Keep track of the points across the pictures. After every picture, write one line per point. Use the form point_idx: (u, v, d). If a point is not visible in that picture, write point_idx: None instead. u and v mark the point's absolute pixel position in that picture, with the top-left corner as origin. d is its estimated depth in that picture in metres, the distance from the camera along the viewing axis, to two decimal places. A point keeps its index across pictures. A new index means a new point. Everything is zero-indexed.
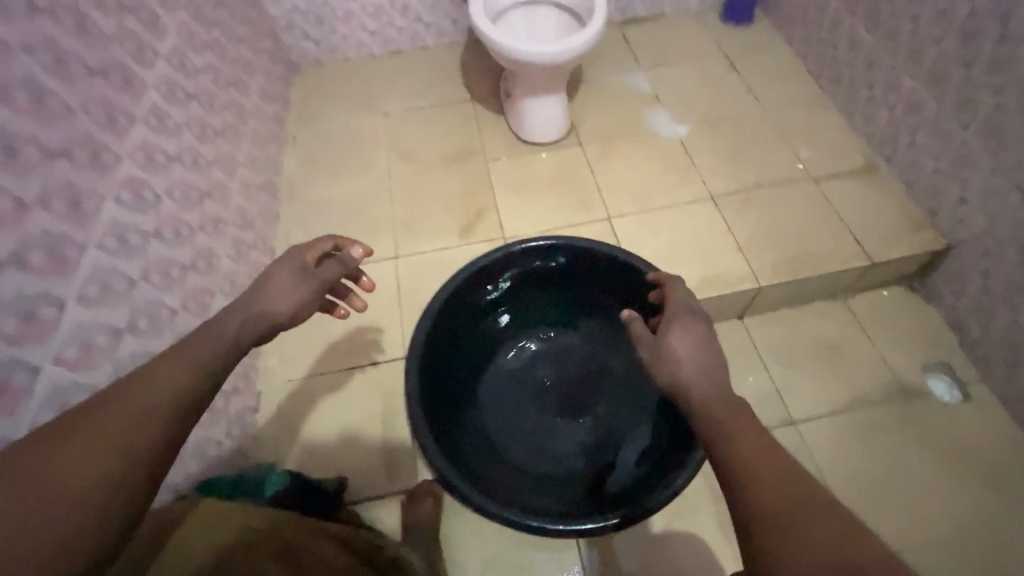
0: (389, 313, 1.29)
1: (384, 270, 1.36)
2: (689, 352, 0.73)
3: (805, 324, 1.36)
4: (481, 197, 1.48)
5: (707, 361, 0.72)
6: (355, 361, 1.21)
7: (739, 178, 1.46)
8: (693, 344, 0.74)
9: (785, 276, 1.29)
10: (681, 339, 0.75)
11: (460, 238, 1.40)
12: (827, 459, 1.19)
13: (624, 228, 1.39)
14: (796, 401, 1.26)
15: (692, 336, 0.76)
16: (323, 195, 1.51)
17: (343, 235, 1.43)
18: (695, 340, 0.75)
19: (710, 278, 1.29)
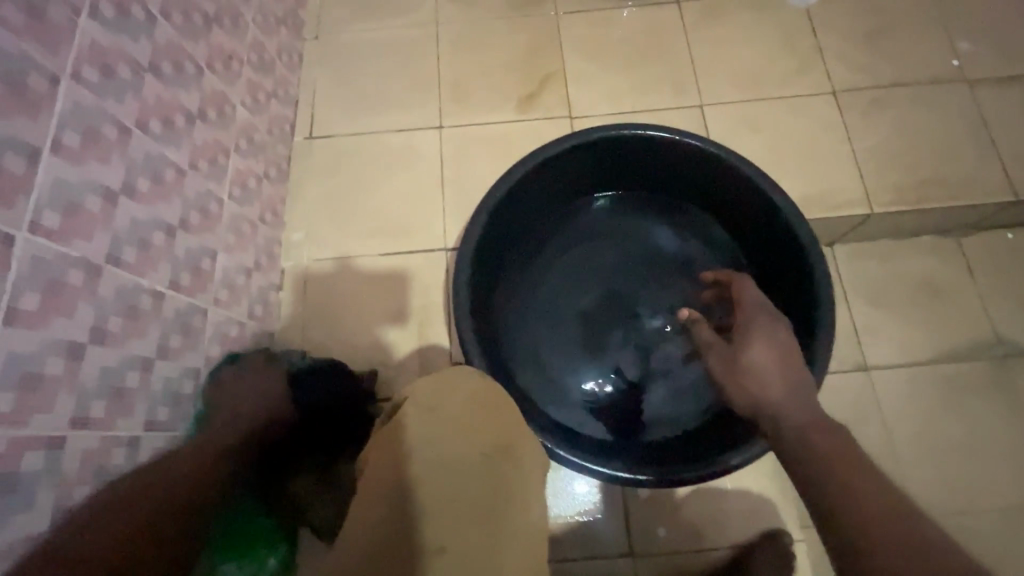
0: (430, 195, 1.11)
1: (425, 142, 1.15)
2: (774, 368, 0.68)
3: (906, 261, 1.17)
4: (548, 60, 1.20)
5: (797, 377, 0.67)
6: (388, 248, 1.07)
7: (874, 71, 1.16)
8: (773, 349, 0.70)
9: (905, 205, 1.07)
10: (765, 355, 0.69)
11: (517, 111, 1.17)
12: (894, 411, 1.09)
13: (719, 121, 1.14)
14: (874, 345, 1.13)
15: (775, 349, 0.70)
16: (356, 38, 1.24)
17: (378, 92, 1.20)
18: (774, 353, 0.70)
19: (813, 196, 1.08)
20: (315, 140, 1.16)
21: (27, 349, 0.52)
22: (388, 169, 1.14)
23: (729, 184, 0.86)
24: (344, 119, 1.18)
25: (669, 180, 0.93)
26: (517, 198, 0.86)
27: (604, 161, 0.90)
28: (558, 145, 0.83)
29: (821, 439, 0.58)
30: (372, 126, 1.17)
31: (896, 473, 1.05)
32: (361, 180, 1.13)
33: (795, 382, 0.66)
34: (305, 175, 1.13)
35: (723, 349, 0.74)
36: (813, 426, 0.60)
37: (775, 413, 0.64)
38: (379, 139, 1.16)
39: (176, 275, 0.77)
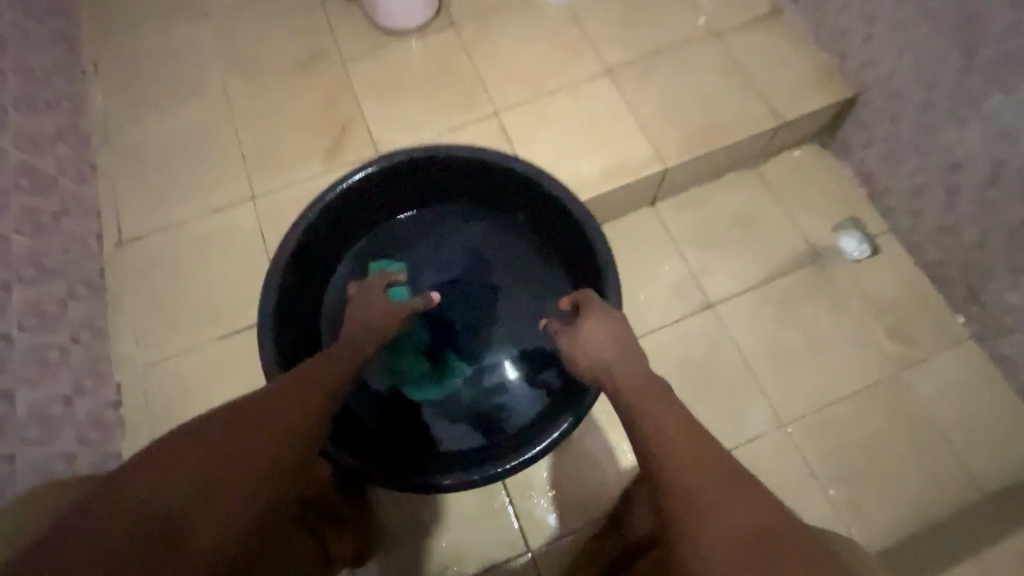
0: (256, 266, 1.10)
1: (240, 217, 1.15)
2: (607, 342, 0.78)
3: (718, 201, 1.28)
4: (345, 107, 1.24)
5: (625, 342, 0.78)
6: (224, 330, 1.05)
7: (638, 45, 1.27)
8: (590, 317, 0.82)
9: (692, 154, 1.18)
10: (596, 331, 0.80)
11: (326, 163, 1.19)
12: (741, 337, 1.18)
13: (515, 122, 1.21)
14: (711, 283, 1.22)
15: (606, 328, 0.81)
16: (147, 133, 1.22)
17: (182, 180, 1.18)
18: (605, 331, 0.80)
19: (613, 167, 1.16)
20: (125, 244, 1.12)
21: None
22: (208, 252, 1.12)
23: (511, 181, 0.95)
24: (152, 215, 1.15)
25: (472, 189, 1.00)
26: (315, 241, 0.92)
27: (399, 182, 0.96)
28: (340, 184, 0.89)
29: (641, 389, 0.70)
30: (183, 215, 1.15)
31: (754, 393, 1.14)
32: (183, 271, 1.10)
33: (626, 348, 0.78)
34: (121, 283, 1.09)
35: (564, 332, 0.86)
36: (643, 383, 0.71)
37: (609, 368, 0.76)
38: (193, 226, 1.14)
39: (20, 432, 0.83)
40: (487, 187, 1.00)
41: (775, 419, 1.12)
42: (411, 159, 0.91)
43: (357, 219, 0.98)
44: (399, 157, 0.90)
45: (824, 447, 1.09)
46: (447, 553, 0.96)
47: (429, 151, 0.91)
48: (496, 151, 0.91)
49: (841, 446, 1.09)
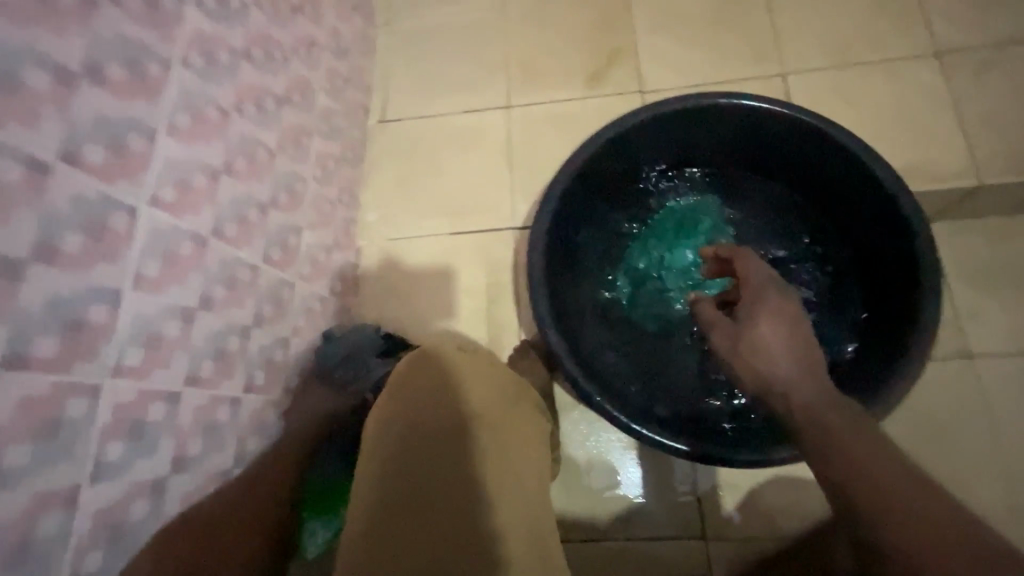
0: (497, 174, 1.12)
1: (492, 122, 1.16)
2: (775, 342, 0.62)
3: (1019, 239, 1.06)
4: (619, 34, 1.17)
5: (806, 355, 0.61)
6: (457, 227, 1.10)
7: (987, 30, 1.04)
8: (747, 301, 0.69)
9: (1018, 176, 0.96)
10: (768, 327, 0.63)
11: (586, 89, 1.15)
12: (999, 405, 0.99)
13: (804, 90, 1.07)
14: (978, 332, 1.03)
15: (778, 324, 0.64)
16: (424, 22, 1.26)
17: (448, 74, 1.21)
18: (783, 329, 0.64)
19: (910, 167, 0.99)
20: (387, 124, 1.20)
21: (69, 292, 0.49)
22: (457, 149, 1.16)
23: (860, 186, 0.82)
24: (413, 102, 1.21)
25: (774, 158, 0.91)
26: (603, 161, 0.88)
27: (705, 128, 0.88)
28: (656, 108, 0.83)
29: (828, 410, 0.54)
30: (441, 108, 1.19)
31: (994, 471, 0.97)
32: (432, 161, 1.15)
33: (805, 360, 0.60)
34: (378, 158, 1.17)
35: (726, 325, 0.68)
36: (821, 404, 0.55)
37: (787, 390, 0.58)
38: (447, 120, 1.18)
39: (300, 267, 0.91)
40: (794, 160, 0.90)
41: (1015, 506, 0.95)
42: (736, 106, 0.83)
43: (678, 144, 0.92)
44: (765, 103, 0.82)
45: None
46: (618, 506, 0.91)
47: (762, 103, 0.82)
48: (865, 146, 0.79)
49: None
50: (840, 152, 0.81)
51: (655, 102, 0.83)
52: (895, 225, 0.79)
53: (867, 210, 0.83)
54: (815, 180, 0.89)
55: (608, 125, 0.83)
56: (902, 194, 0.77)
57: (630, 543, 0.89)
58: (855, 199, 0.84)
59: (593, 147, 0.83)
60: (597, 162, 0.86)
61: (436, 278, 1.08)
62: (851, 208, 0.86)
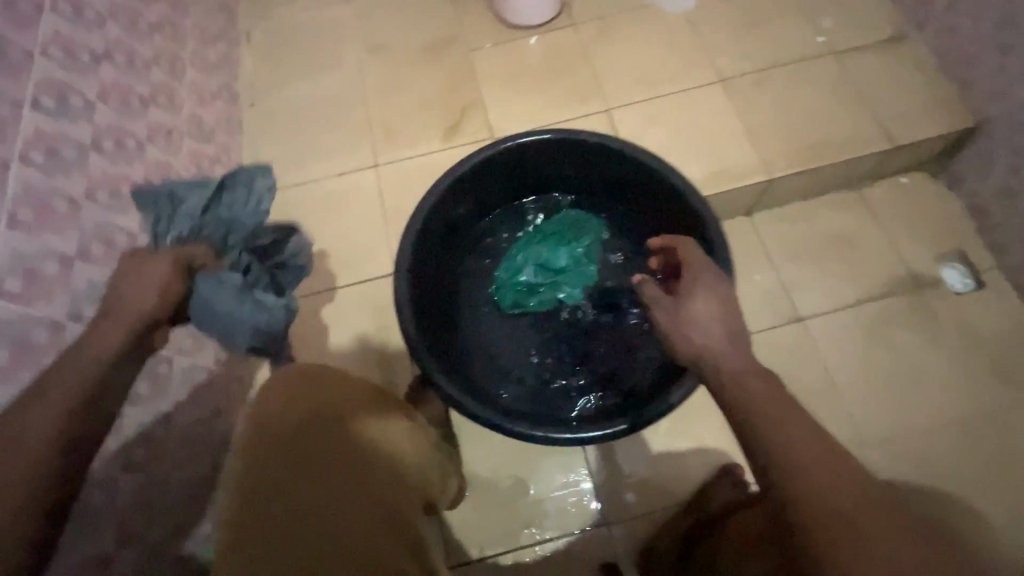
0: (373, 226, 1.20)
1: (363, 181, 1.25)
2: (714, 319, 0.68)
3: (816, 217, 1.28)
4: (467, 92, 1.32)
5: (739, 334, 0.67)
6: (341, 280, 1.15)
7: (754, 58, 1.30)
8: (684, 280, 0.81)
9: (796, 168, 1.19)
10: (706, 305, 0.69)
11: (444, 141, 1.28)
12: (830, 353, 1.17)
13: (626, 121, 1.26)
14: (802, 297, 1.22)
15: (716, 302, 0.70)
16: (288, 100, 1.35)
17: (317, 144, 1.30)
18: (717, 307, 0.69)
19: (718, 171, 1.19)
20: None
21: None
22: (333, 209, 1.23)
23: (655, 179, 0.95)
24: (285, 172, 1.27)
25: (595, 179, 1.03)
26: (446, 208, 0.96)
27: (530, 162, 1.00)
28: (479, 155, 0.93)
29: (756, 382, 0.59)
30: (313, 174, 1.27)
31: (837, 410, 1.13)
32: (309, 223, 1.21)
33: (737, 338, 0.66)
34: None
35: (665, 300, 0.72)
36: (753, 379, 0.59)
37: (717, 359, 0.64)
38: (320, 185, 1.26)
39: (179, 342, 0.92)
40: (611, 180, 1.03)
41: (859, 437, 1.10)
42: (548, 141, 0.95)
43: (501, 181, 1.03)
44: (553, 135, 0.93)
45: (907, 473, 1.07)
46: (527, 511, 0.98)
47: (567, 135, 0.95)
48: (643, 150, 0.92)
49: (925, 473, 1.07)
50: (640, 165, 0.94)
51: (476, 150, 0.93)
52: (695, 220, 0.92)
53: (674, 211, 0.96)
54: (631, 193, 1.02)
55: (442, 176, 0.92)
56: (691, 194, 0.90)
57: (542, 545, 0.96)
58: (663, 204, 0.97)
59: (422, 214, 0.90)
60: (440, 209, 0.95)
61: (327, 331, 1.12)
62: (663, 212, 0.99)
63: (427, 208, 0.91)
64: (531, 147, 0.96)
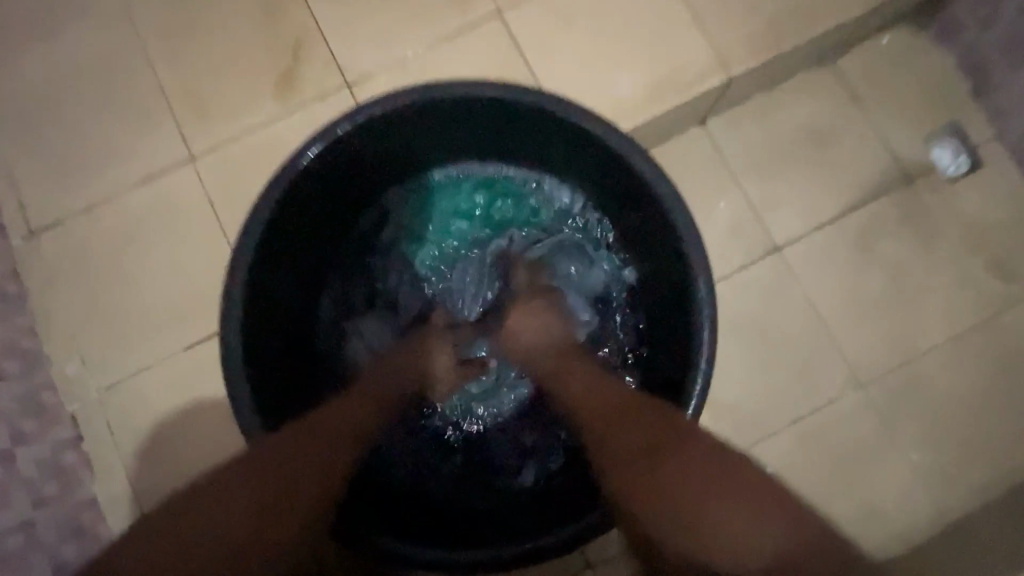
0: (213, 251, 0.87)
1: (180, 187, 0.88)
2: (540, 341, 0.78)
3: (785, 113, 1.01)
4: (293, 19, 0.90)
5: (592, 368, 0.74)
6: (188, 338, 0.85)
7: None
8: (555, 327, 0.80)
9: (759, 56, 0.89)
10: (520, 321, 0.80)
11: (280, 103, 0.89)
12: (815, 285, 0.98)
13: (526, 25, 0.89)
14: (778, 221, 1.00)
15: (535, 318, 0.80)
16: (32, 78, 0.90)
17: (97, 144, 0.89)
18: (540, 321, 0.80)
19: (660, 80, 0.88)
20: (39, 236, 0.87)
21: None
22: (149, 237, 0.87)
23: (588, 149, 0.75)
24: (63, 194, 0.88)
25: (523, 146, 0.82)
26: (285, 228, 0.75)
27: (397, 135, 0.77)
28: (314, 147, 0.70)
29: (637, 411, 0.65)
30: (107, 189, 0.88)
31: (828, 352, 0.97)
32: (121, 265, 0.87)
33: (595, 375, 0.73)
34: (46, 288, 0.86)
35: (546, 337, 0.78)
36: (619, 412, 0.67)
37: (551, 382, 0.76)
38: (120, 204, 0.88)
39: None
40: (544, 145, 0.80)
41: (855, 379, 0.96)
42: (414, 102, 0.71)
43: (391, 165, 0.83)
44: (437, 93, 0.71)
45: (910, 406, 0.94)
46: None
47: (442, 90, 0.70)
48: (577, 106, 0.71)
49: (929, 402, 0.94)
50: (560, 118, 0.72)
51: (309, 141, 0.70)
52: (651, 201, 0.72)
53: (630, 189, 0.75)
54: (563, 158, 0.81)
55: (268, 188, 0.69)
56: (636, 154, 0.70)
57: None
58: (606, 170, 0.77)
59: (261, 218, 0.68)
60: (277, 234, 0.73)
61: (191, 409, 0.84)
62: (610, 179, 0.78)
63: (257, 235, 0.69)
64: (400, 124, 0.75)
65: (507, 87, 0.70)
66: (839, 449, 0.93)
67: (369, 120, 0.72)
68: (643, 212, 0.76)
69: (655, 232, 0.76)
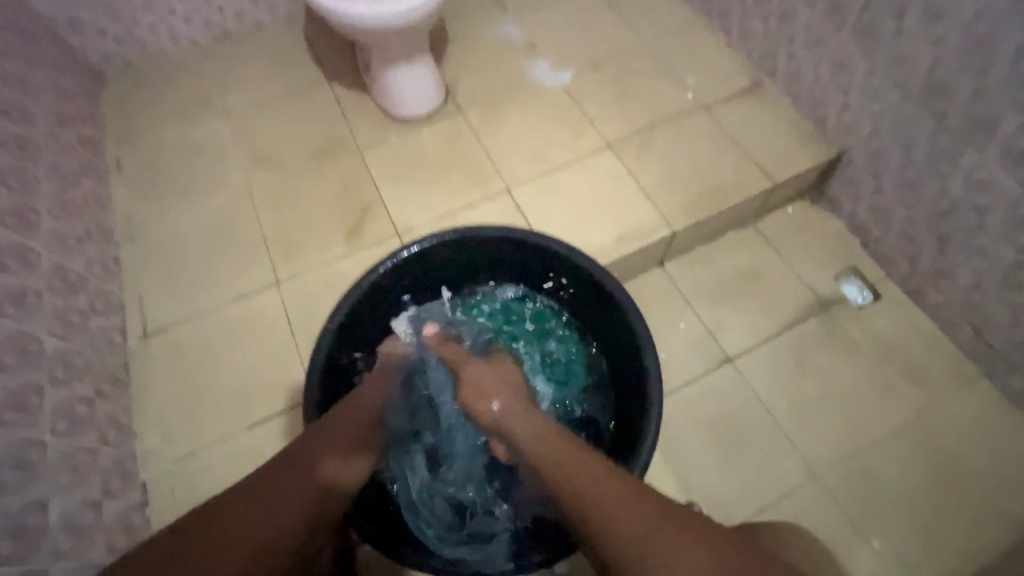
0: (282, 350, 1.12)
1: (265, 303, 1.17)
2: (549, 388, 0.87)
3: (722, 258, 1.34)
4: (363, 192, 1.29)
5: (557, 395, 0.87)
6: (252, 419, 1.05)
7: (633, 119, 1.36)
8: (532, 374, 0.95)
9: (692, 218, 1.25)
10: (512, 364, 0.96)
11: (348, 246, 1.22)
12: (763, 389, 1.19)
13: (526, 197, 1.27)
14: (727, 338, 1.25)
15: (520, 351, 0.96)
16: (173, 228, 1.26)
17: (208, 271, 1.21)
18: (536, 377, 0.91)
19: (623, 234, 1.22)
20: (150, 337, 1.13)
21: None
22: (234, 339, 1.13)
23: (566, 271, 1.04)
24: (174, 307, 1.17)
25: (521, 272, 1.10)
26: (348, 332, 1.00)
27: (429, 264, 1.06)
28: (374, 272, 0.99)
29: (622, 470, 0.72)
30: (210, 304, 1.17)
31: (783, 446, 1.13)
32: (208, 360, 1.11)
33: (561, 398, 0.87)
34: (147, 376, 1.09)
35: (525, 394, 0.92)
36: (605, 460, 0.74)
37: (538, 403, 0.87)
38: (216, 315, 1.16)
39: (54, 544, 0.77)
40: (532, 268, 1.09)
41: (810, 470, 1.11)
42: (443, 241, 1.02)
43: (429, 285, 1.10)
44: (461, 236, 1.02)
45: (859, 496, 1.08)
46: None
47: (464, 233, 1.02)
48: (564, 244, 1.01)
49: (878, 493, 1.08)
50: (545, 250, 1.02)
51: (371, 268, 0.99)
52: (611, 300, 0.99)
53: (596, 296, 1.02)
54: (545, 277, 1.09)
55: (340, 300, 0.96)
56: (598, 273, 0.98)
57: None
58: (579, 286, 1.04)
59: (333, 322, 0.94)
60: (342, 336, 0.98)
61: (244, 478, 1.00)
62: (582, 292, 1.05)
63: (330, 335, 0.94)
64: (433, 257, 1.05)
65: (509, 230, 1.02)
66: None
67: (413, 254, 1.02)
68: (606, 314, 1.02)
69: (616, 328, 1.01)
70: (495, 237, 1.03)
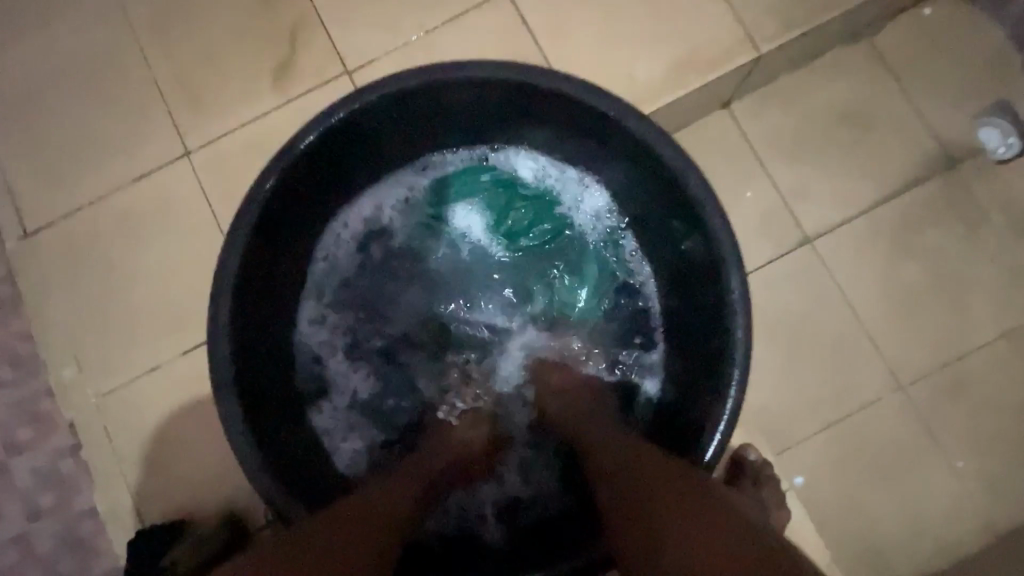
0: (210, 251, 0.83)
1: (175, 183, 0.84)
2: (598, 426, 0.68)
3: (817, 92, 0.94)
4: (289, 2, 0.85)
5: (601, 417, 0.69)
6: (185, 343, 0.81)
7: None
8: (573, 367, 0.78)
9: (790, 31, 0.82)
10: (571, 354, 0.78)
11: (277, 93, 0.84)
12: (848, 278, 0.91)
13: (537, 4, 0.83)
14: (808, 210, 0.92)
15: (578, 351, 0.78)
16: (24, 70, 0.87)
17: (88, 138, 0.86)
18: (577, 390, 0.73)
19: (683, 62, 0.82)
20: (33, 236, 0.84)
21: None
22: (143, 236, 0.84)
23: (601, 129, 0.69)
24: (53, 192, 0.85)
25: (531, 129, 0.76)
26: (275, 227, 0.70)
27: (392, 121, 0.71)
28: (306, 137, 0.65)
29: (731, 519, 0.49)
30: (100, 185, 0.85)
31: (865, 351, 0.90)
32: (115, 265, 0.83)
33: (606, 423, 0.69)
34: (41, 289, 0.83)
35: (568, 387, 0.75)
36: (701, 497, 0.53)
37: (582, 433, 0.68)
38: (113, 201, 0.85)
39: None
40: (547, 122, 0.74)
41: (894, 379, 0.89)
42: (410, 86, 0.66)
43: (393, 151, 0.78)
44: (438, 76, 0.65)
45: (951, 410, 0.88)
46: None
47: (442, 71, 0.65)
48: (601, 92, 0.65)
49: (976, 404, 0.88)
50: (569, 99, 0.66)
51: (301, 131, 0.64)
52: (671, 178, 0.66)
53: (648, 168, 0.69)
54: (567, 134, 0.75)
55: (257, 182, 0.64)
56: (658, 140, 0.64)
57: None
58: (622, 151, 0.71)
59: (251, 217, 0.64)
60: (265, 236, 0.68)
61: (189, 415, 0.80)
62: (629, 160, 0.72)
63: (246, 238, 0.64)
64: (398, 113, 0.70)
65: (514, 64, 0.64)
66: (874, 456, 0.87)
67: (365, 107, 0.66)
68: (664, 195, 0.71)
69: (679, 217, 0.70)
70: (483, 81, 0.66)
